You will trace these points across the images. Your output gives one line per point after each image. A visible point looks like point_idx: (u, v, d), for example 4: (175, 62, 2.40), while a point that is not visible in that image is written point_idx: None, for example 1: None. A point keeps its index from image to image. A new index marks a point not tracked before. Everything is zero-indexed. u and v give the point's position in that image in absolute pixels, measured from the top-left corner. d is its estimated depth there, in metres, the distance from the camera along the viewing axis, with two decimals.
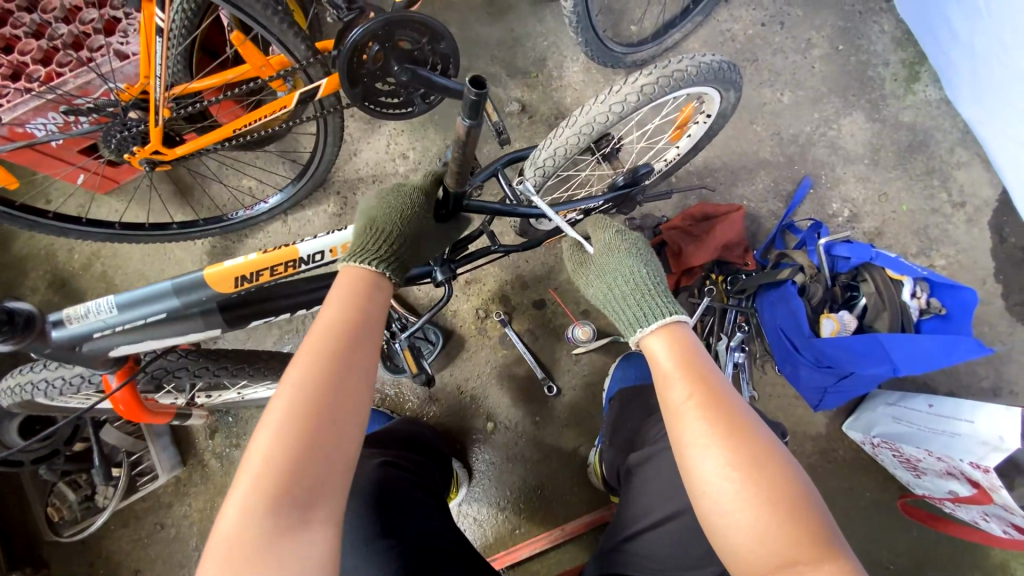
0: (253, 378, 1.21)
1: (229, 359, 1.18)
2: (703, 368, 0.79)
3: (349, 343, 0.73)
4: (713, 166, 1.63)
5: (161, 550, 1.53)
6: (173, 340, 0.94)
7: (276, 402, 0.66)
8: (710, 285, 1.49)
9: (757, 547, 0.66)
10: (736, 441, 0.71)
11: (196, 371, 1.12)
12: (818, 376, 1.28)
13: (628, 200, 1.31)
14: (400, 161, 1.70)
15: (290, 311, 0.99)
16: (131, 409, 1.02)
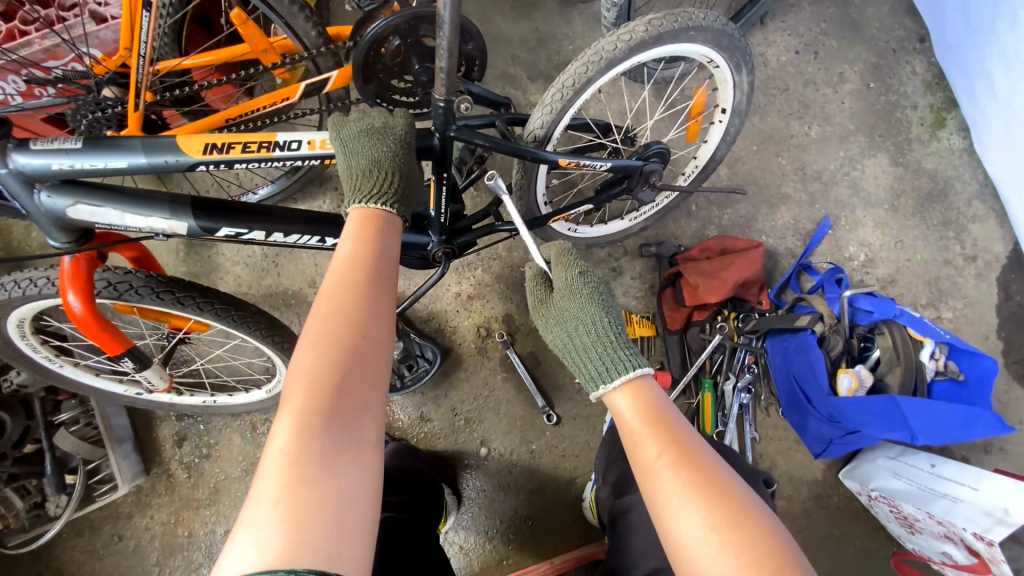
0: (239, 326, 1.02)
1: (217, 296, 0.99)
2: (666, 421, 0.68)
3: (376, 279, 0.72)
4: (735, 198, 1.57)
5: (118, 564, 1.41)
6: (132, 220, 0.77)
7: (310, 325, 0.65)
8: (721, 322, 1.44)
9: None
10: (714, 497, 0.60)
11: (179, 295, 0.94)
12: (826, 429, 1.27)
13: (642, 179, 1.13)
14: None
15: (268, 230, 0.85)
16: (87, 317, 0.81)
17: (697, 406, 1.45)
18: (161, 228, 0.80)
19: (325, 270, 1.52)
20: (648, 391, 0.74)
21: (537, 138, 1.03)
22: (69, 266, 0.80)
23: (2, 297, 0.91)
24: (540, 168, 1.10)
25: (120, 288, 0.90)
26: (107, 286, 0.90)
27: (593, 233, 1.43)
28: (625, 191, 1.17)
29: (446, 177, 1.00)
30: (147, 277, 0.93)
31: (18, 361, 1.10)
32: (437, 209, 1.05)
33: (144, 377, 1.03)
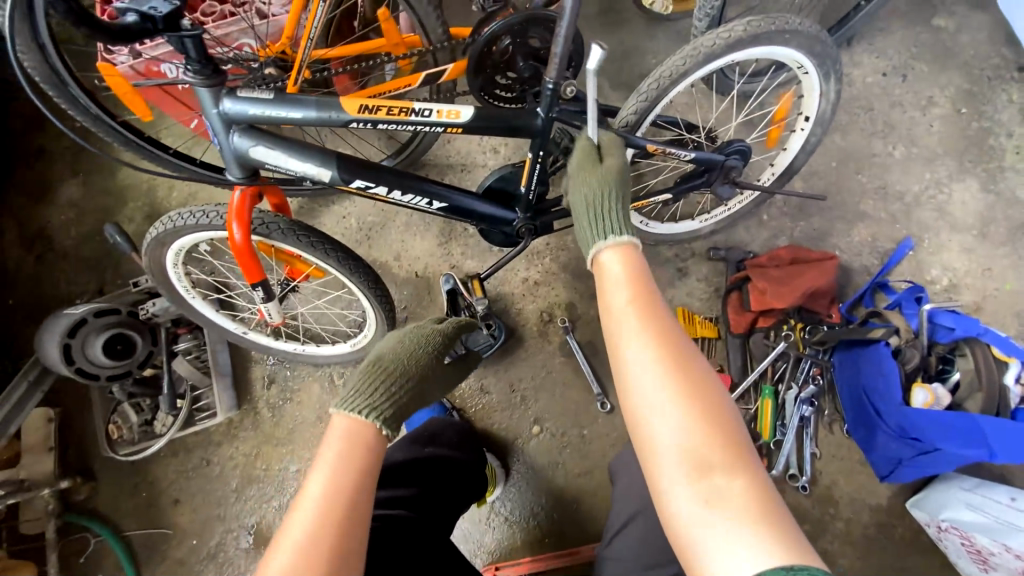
0: (351, 274, 1.20)
1: (341, 247, 1.17)
2: (646, 288, 0.79)
3: (349, 505, 0.76)
4: (810, 211, 1.57)
5: (203, 485, 1.59)
6: (293, 165, 0.96)
7: (277, 560, 0.70)
8: (788, 330, 1.44)
9: (683, 457, 0.65)
10: (671, 348, 0.72)
11: (313, 239, 1.13)
12: (895, 447, 1.23)
13: (723, 174, 1.22)
14: (491, 154, 1.71)
15: (391, 185, 1.06)
16: (244, 247, 1.02)
17: (754, 413, 1.44)
18: (311, 174, 0.99)
19: (409, 247, 1.68)
20: (635, 255, 0.85)
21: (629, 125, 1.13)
22: (235, 206, 1.00)
23: (175, 226, 1.12)
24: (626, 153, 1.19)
25: (271, 227, 1.09)
26: (261, 224, 1.08)
27: (663, 230, 1.48)
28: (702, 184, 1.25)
29: (541, 155, 1.12)
30: (288, 223, 1.11)
31: (163, 286, 1.31)
32: (529, 185, 1.19)
33: (269, 310, 1.22)
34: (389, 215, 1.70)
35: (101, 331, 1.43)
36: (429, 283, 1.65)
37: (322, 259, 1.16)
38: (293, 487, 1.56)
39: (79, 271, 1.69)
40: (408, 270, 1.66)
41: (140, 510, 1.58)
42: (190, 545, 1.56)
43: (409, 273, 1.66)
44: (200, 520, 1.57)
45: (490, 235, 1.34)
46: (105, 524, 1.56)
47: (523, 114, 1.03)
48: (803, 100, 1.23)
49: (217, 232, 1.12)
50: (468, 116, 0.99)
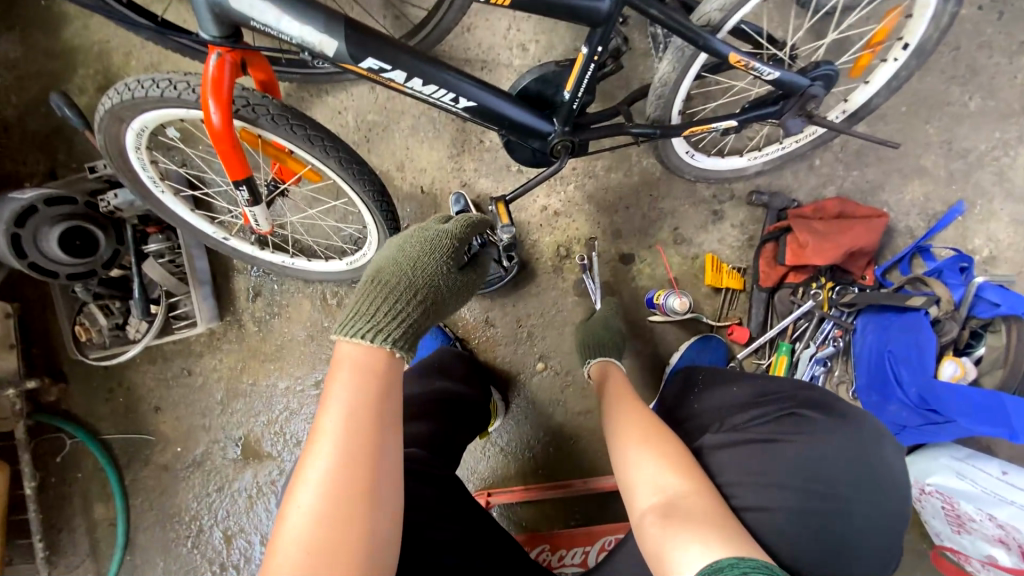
0: (355, 181, 1.02)
1: (342, 145, 0.98)
2: (625, 395, 1.16)
3: (378, 420, 0.80)
4: (865, 161, 1.42)
5: (185, 394, 1.50)
6: (289, 27, 0.75)
7: (313, 470, 0.74)
8: (817, 288, 1.35)
9: (655, 480, 0.91)
10: (644, 418, 1.06)
11: (311, 133, 0.93)
12: (904, 415, 1.23)
13: (798, 104, 1.05)
14: (517, 52, 1.44)
15: (412, 72, 0.86)
16: (224, 133, 0.82)
17: (765, 367, 1.40)
18: (311, 44, 0.77)
19: (414, 156, 1.46)
20: (622, 378, 1.25)
21: (711, 24, 0.92)
22: (212, 76, 0.78)
23: (134, 95, 0.88)
24: (697, 59, 0.99)
25: (257, 111, 0.88)
26: (246, 106, 0.87)
27: (708, 164, 1.33)
28: (772, 115, 1.07)
29: (598, 53, 0.92)
30: (279, 107, 0.90)
31: (126, 176, 1.10)
32: (574, 92, 0.99)
33: (253, 215, 1.04)
34: (394, 116, 1.46)
35: (54, 222, 1.23)
36: (436, 201, 1.46)
37: (320, 158, 0.97)
38: (282, 403, 1.49)
39: (23, 147, 1.43)
40: (413, 185, 1.46)
41: (117, 416, 1.51)
42: (173, 452, 1.51)
43: (413, 187, 1.46)
44: (183, 429, 1.51)
45: (516, 150, 1.16)
46: (80, 427, 1.48)
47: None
48: (910, 21, 1.06)
49: (189, 110, 0.91)
50: None
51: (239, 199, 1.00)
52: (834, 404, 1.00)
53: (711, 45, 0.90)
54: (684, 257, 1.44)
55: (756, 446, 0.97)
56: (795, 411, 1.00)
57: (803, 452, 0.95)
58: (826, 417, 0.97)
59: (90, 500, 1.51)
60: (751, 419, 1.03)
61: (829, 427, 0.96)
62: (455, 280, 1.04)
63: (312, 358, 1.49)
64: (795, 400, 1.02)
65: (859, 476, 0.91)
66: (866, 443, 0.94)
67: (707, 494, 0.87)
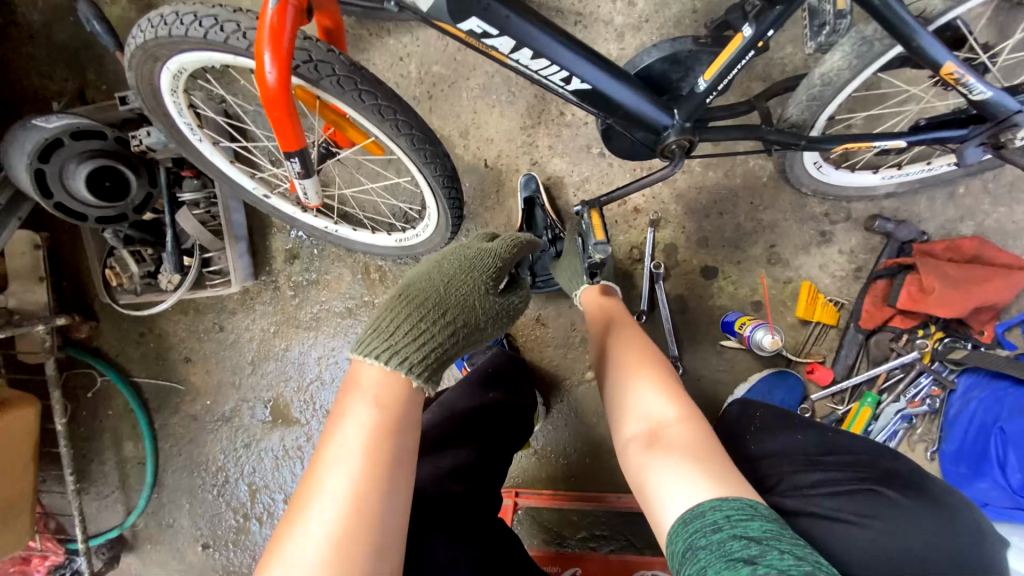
0: (425, 164, 0.85)
1: (417, 122, 0.80)
2: (620, 311, 0.99)
3: (392, 459, 0.66)
4: (1022, 195, 1.17)
5: (216, 350, 1.44)
6: None
7: (310, 514, 0.62)
8: (924, 338, 1.18)
9: (652, 421, 0.78)
10: (646, 353, 0.89)
11: (381, 103, 0.75)
12: (992, 496, 1.10)
13: (993, 132, 0.82)
14: (622, 7, 1.18)
15: (521, 44, 0.67)
16: (279, 100, 0.66)
17: (842, 415, 1.24)
18: None
19: (482, 122, 1.26)
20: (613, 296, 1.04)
21: (924, 15, 0.70)
22: (268, 25, 0.61)
23: (171, 33, 0.71)
24: (888, 55, 0.77)
25: (321, 71, 0.70)
26: (307, 62, 0.69)
27: (835, 178, 1.11)
28: (953, 139, 0.85)
29: (766, 38, 0.73)
30: (347, 65, 0.71)
31: (159, 118, 0.95)
32: (714, 83, 0.79)
33: (303, 189, 0.88)
34: (462, 71, 1.24)
35: (83, 158, 1.09)
36: (500, 178, 1.28)
37: (389, 134, 0.80)
38: (314, 373, 1.43)
39: (49, 61, 1.27)
40: (476, 156, 1.27)
41: (149, 361, 1.47)
42: (203, 405, 1.49)
43: (476, 158, 1.27)
44: (213, 383, 1.47)
45: (614, 139, 0.97)
46: (111, 368, 1.45)
47: None
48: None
49: (238, 58, 0.73)
50: None
51: (288, 170, 0.85)
52: (927, 484, 0.74)
53: (925, 45, 0.68)
54: (775, 280, 1.25)
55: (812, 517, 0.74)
56: (871, 486, 0.76)
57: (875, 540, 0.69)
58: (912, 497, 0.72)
59: (122, 438, 1.52)
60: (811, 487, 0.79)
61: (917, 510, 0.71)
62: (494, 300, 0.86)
63: (348, 333, 1.39)
64: (877, 473, 0.78)
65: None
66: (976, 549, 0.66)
67: (702, 426, 0.75)
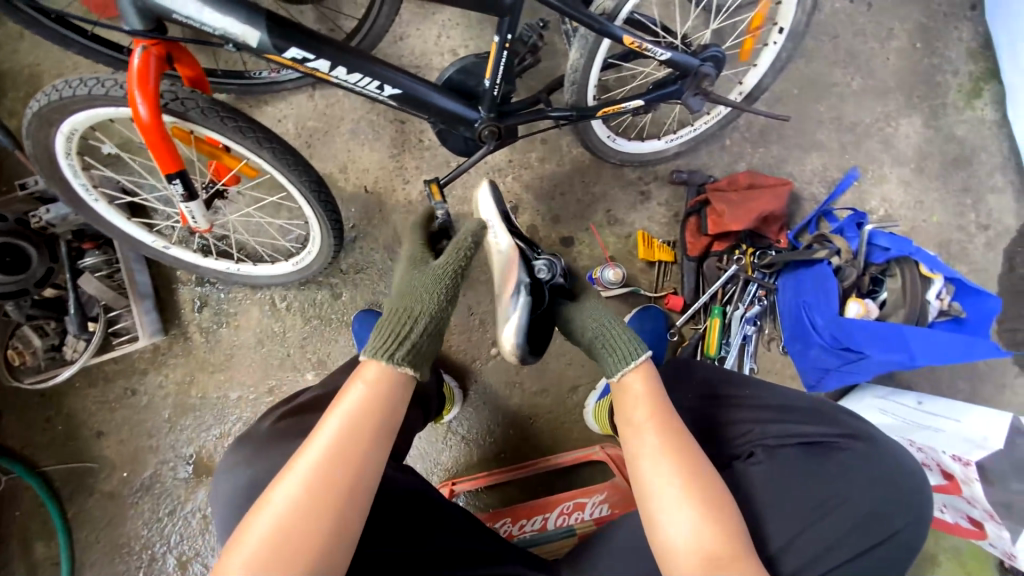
0: (291, 171, 1.06)
1: (276, 138, 1.03)
2: (663, 410, 0.89)
3: (378, 429, 0.82)
4: (769, 138, 1.58)
5: (131, 415, 1.46)
6: (210, 17, 0.80)
7: (307, 460, 0.77)
8: (739, 254, 1.48)
9: (700, 546, 0.76)
10: (686, 454, 0.84)
11: (242, 125, 0.97)
12: (824, 358, 1.34)
13: (695, 83, 1.17)
14: (449, 57, 1.54)
15: (335, 62, 0.92)
16: (153, 124, 0.86)
17: (702, 331, 1.49)
18: (235, 35, 0.83)
19: (356, 158, 1.51)
20: (652, 372, 0.94)
21: (607, 13, 1.05)
22: (138, 70, 0.82)
23: (61, 96, 0.90)
24: (602, 47, 1.11)
25: (187, 105, 0.92)
26: (175, 100, 0.91)
27: (630, 148, 1.45)
28: (674, 93, 1.21)
29: (509, 41, 1.02)
30: (208, 100, 0.94)
31: (55, 183, 1.10)
32: (492, 80, 1.09)
33: (189, 211, 1.05)
34: (334, 122, 1.52)
35: None
36: (380, 199, 1.51)
37: (254, 150, 1.01)
38: (235, 414, 1.47)
39: None
40: (357, 185, 1.51)
41: (57, 444, 1.44)
42: (120, 478, 1.45)
43: (357, 187, 1.51)
44: (129, 452, 1.45)
45: (448, 140, 1.25)
46: (14, 460, 1.40)
47: None
48: (781, 7, 1.19)
49: (119, 108, 0.93)
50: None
51: (175, 196, 1.02)
52: (886, 452, 0.93)
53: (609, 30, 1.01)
54: (619, 236, 1.54)
55: (787, 465, 0.94)
56: (840, 440, 0.95)
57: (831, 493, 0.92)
58: (869, 449, 0.93)
59: (27, 539, 1.41)
60: (786, 439, 0.98)
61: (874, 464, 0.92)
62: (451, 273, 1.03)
63: (265, 366, 1.48)
64: (843, 428, 0.96)
65: (896, 521, 0.88)
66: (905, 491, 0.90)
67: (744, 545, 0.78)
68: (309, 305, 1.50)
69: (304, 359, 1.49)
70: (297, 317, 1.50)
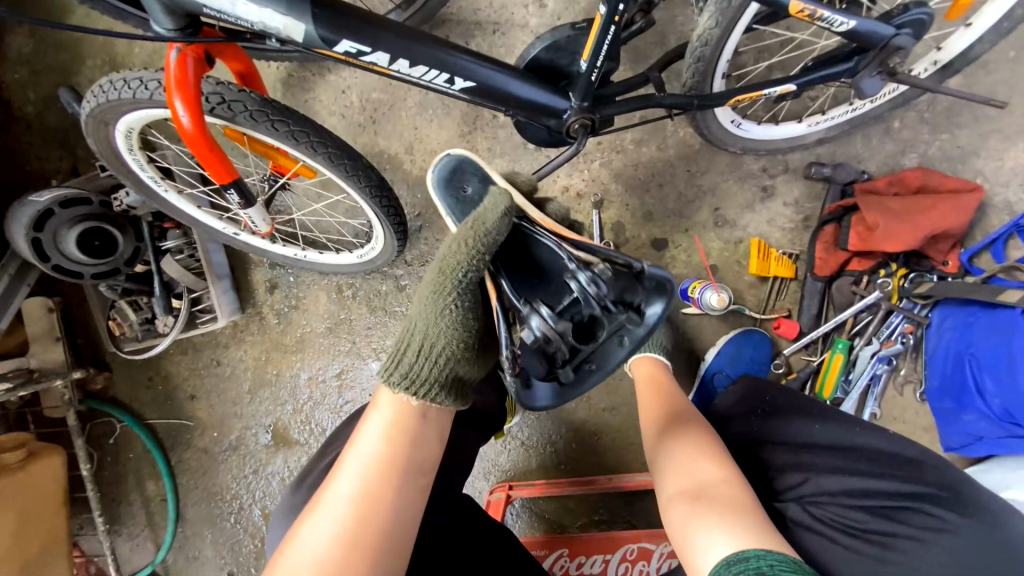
0: (349, 177, 0.93)
1: (331, 139, 0.88)
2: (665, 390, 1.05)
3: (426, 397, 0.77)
4: (960, 120, 1.16)
5: (217, 383, 1.55)
6: (246, 11, 0.65)
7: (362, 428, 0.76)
8: (885, 276, 1.16)
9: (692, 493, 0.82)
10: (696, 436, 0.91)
11: (294, 128, 0.84)
12: (984, 426, 1.06)
13: (878, 60, 0.84)
14: (534, 9, 1.26)
15: (394, 55, 0.74)
16: (198, 140, 0.76)
17: (816, 366, 1.23)
18: (276, 29, 0.67)
19: (424, 136, 1.34)
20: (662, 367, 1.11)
21: None
22: (174, 78, 0.71)
23: (110, 98, 0.83)
24: (750, 11, 0.81)
25: (234, 108, 0.80)
26: (221, 103, 0.80)
27: (758, 133, 1.13)
28: (844, 74, 0.88)
29: (620, 13, 0.78)
30: (255, 100, 0.81)
31: (126, 177, 1.07)
32: (591, 61, 0.84)
33: (249, 216, 0.98)
34: (400, 93, 1.33)
35: (73, 223, 1.23)
36: None
37: (309, 156, 0.89)
38: (306, 393, 1.52)
39: (45, 144, 1.44)
40: (423, 168, 1.35)
41: (159, 402, 1.59)
42: (211, 437, 1.59)
43: (423, 171, 1.36)
44: (218, 415, 1.57)
45: (529, 129, 1.03)
46: (127, 413, 1.57)
47: None
48: None
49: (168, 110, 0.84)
50: None
51: (233, 203, 0.95)
52: (977, 496, 0.78)
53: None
54: (725, 242, 1.27)
55: (844, 504, 0.84)
56: (913, 501, 0.81)
57: (910, 560, 0.77)
58: (970, 524, 0.76)
59: (143, 477, 1.63)
60: (849, 495, 0.85)
61: (966, 536, 0.75)
62: (466, 255, 0.79)
63: (332, 352, 1.49)
64: (937, 485, 0.81)
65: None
66: (1008, 564, 0.71)
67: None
68: (374, 295, 1.44)
69: (369, 348, 1.47)
70: (362, 307, 1.45)
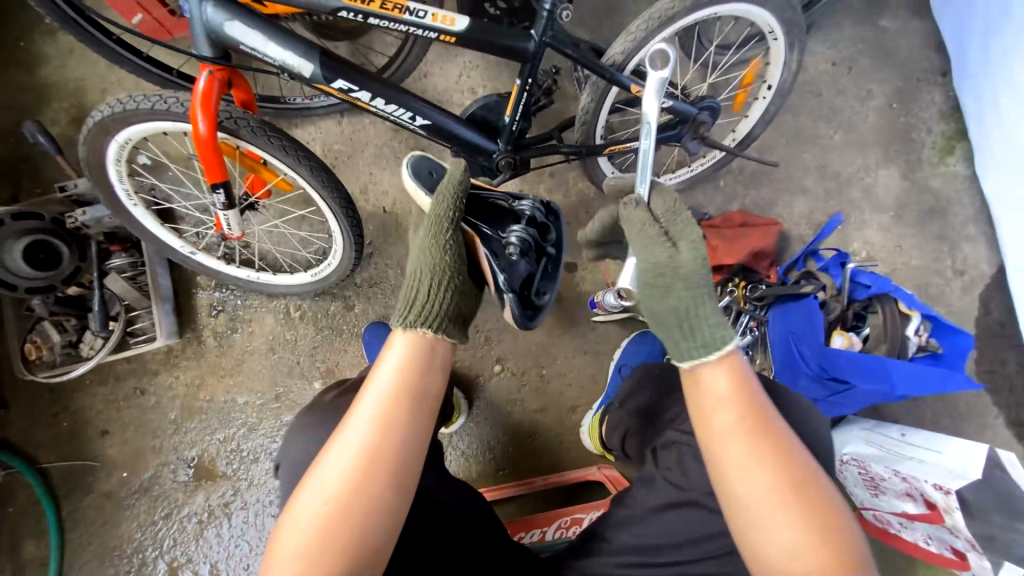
0: (324, 188, 1.15)
1: (313, 156, 1.12)
2: (756, 404, 0.79)
3: (418, 397, 0.80)
4: (760, 182, 1.70)
5: (137, 415, 1.48)
6: (274, 49, 0.93)
7: (350, 432, 0.76)
8: (732, 287, 1.58)
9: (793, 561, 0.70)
10: (784, 463, 0.74)
11: (286, 143, 1.07)
12: (814, 387, 1.41)
13: (693, 128, 1.30)
14: (468, 95, 1.68)
15: (375, 93, 1.04)
16: (209, 139, 0.95)
17: None
18: (292, 64, 0.95)
19: (377, 180, 1.62)
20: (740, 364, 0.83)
21: (616, 63, 1.17)
22: (201, 91, 0.92)
23: (126, 109, 1.00)
24: (612, 92, 1.23)
25: (239, 123, 1.01)
26: (229, 118, 1.00)
27: None
28: (674, 138, 1.33)
29: (529, 84, 1.14)
30: (257, 120, 1.03)
31: (101, 188, 1.18)
32: (513, 116, 1.19)
33: (227, 218, 1.12)
34: (358, 147, 1.63)
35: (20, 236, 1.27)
36: (397, 220, 1.60)
37: (293, 167, 1.10)
38: (240, 419, 1.50)
39: None
40: (376, 205, 1.60)
41: (59, 442, 1.45)
42: (118, 479, 1.45)
43: (376, 208, 1.60)
44: (131, 452, 1.47)
45: (469, 167, 1.36)
46: (14, 456, 1.41)
47: (517, 35, 1.05)
48: (769, 68, 1.34)
49: (176, 122, 1.03)
50: (461, 26, 1.02)
51: (215, 204, 1.10)
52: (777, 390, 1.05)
53: (620, 79, 1.13)
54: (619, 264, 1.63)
55: None
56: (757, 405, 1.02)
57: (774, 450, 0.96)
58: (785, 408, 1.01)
59: (18, 538, 1.41)
60: None
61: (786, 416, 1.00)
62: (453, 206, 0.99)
63: (273, 374, 1.52)
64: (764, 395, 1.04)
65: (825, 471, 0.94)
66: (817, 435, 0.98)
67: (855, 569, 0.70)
68: (322, 315, 1.56)
69: (313, 367, 1.53)
70: (308, 327, 1.55)
